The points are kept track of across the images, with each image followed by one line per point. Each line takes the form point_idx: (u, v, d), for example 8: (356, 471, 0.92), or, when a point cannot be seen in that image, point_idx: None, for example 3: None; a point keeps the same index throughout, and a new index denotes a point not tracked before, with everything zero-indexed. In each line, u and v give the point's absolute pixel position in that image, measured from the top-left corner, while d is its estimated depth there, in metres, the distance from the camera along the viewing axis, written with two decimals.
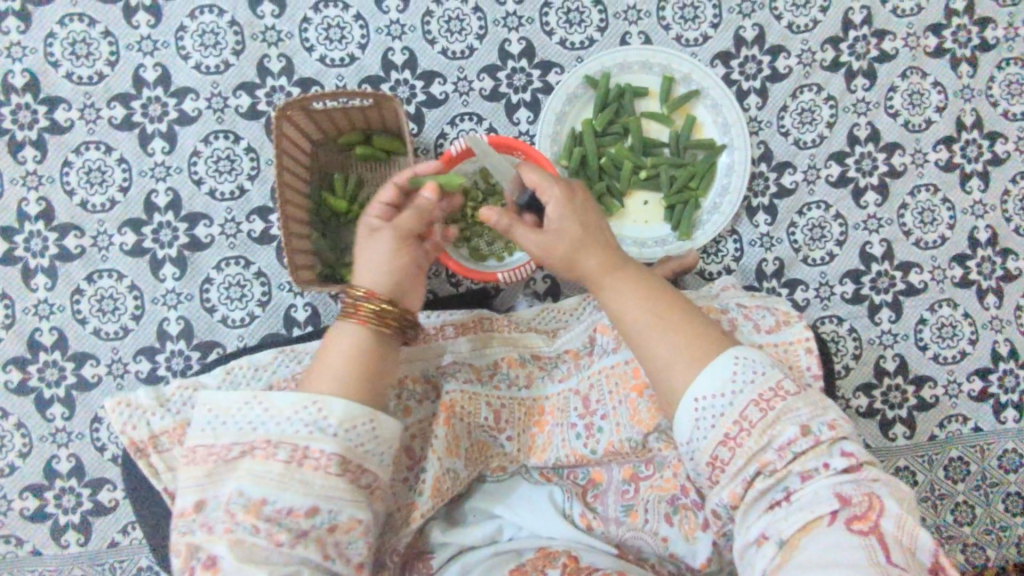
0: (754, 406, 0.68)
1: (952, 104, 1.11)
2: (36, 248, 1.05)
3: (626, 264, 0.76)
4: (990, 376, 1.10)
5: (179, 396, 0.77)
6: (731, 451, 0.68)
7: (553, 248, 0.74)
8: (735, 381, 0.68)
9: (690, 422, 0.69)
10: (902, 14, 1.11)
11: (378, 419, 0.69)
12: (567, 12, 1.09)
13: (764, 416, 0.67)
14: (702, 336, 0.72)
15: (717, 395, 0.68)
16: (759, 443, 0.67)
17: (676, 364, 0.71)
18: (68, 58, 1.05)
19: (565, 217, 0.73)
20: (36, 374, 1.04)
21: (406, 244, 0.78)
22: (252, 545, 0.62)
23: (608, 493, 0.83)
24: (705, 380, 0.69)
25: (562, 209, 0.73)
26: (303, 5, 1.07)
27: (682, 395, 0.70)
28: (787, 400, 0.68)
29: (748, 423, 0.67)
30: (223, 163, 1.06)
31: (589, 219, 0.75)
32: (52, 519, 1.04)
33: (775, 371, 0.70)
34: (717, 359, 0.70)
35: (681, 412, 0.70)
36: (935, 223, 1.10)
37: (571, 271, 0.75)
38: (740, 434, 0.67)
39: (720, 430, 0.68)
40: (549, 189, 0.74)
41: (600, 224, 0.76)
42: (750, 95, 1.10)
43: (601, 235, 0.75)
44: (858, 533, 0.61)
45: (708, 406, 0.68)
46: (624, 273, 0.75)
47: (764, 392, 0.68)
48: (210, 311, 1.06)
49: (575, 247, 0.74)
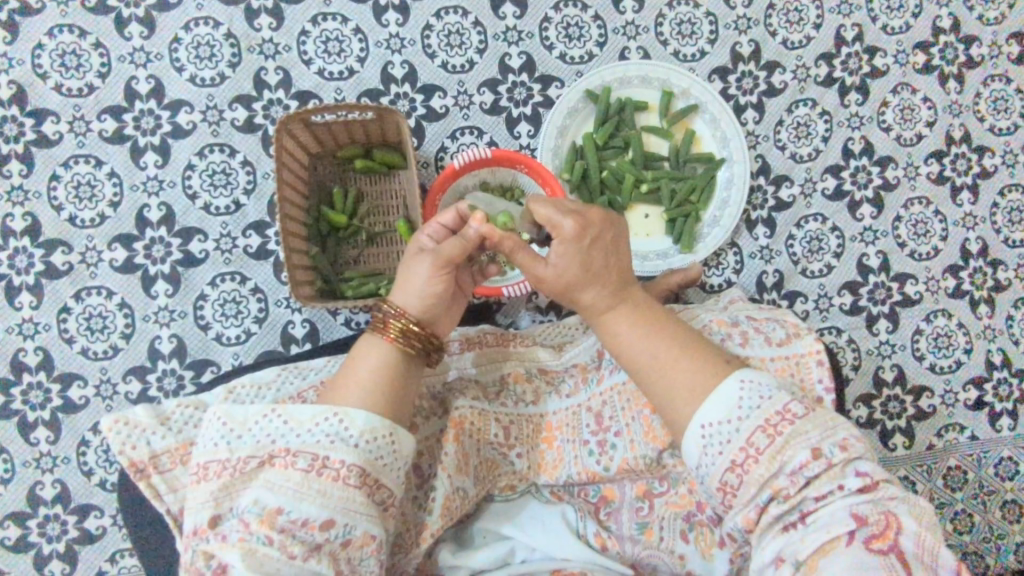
0: (761, 432, 0.66)
1: (941, 118, 1.14)
2: (21, 265, 1.01)
3: (629, 300, 0.75)
4: (985, 385, 1.12)
5: (180, 414, 0.73)
6: (739, 477, 0.66)
7: (550, 284, 0.73)
8: (741, 409, 0.67)
9: (697, 451, 0.68)
10: (891, 32, 1.13)
11: (397, 433, 0.69)
12: (566, 27, 1.10)
13: (772, 442, 0.66)
14: (703, 370, 0.71)
15: (723, 423, 0.67)
16: (769, 469, 0.65)
17: (678, 403, 0.70)
18: (57, 70, 1.02)
19: (565, 258, 0.71)
20: (19, 396, 1.00)
21: (445, 273, 0.73)
22: (265, 556, 0.61)
23: (622, 511, 0.81)
24: (709, 410, 0.68)
25: (566, 248, 0.70)
26: (301, 18, 1.06)
27: (687, 428, 0.69)
28: (795, 423, 0.66)
29: (756, 449, 0.66)
30: (219, 177, 1.04)
31: (594, 253, 0.72)
32: (35, 549, 0.99)
33: (782, 395, 0.68)
34: (721, 390, 0.69)
35: (688, 440, 0.69)
36: (928, 234, 1.12)
37: (573, 303, 0.75)
38: (746, 461, 0.66)
39: (727, 457, 0.66)
40: (554, 227, 0.71)
41: (607, 261, 0.73)
42: (747, 110, 1.11)
43: (605, 271, 0.73)
44: (877, 553, 0.60)
45: (715, 433, 0.67)
46: (625, 312, 0.74)
47: (771, 417, 0.67)
48: (204, 329, 1.02)
49: (573, 286, 0.72)
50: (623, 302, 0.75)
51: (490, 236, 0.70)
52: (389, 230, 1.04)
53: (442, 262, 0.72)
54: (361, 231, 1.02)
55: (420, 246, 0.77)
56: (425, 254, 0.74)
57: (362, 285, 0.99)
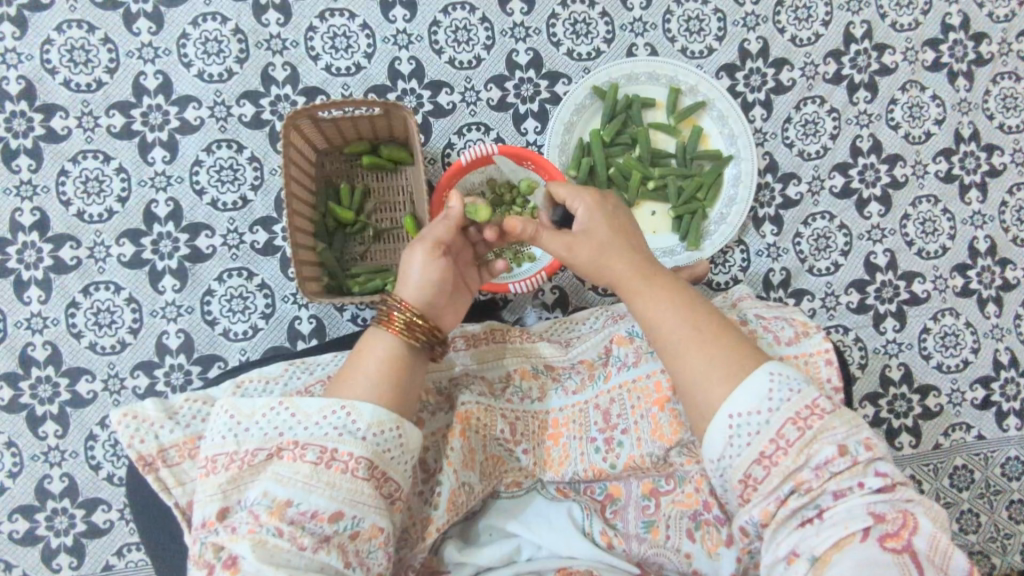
0: (791, 424, 0.65)
1: (950, 116, 1.13)
2: (29, 260, 1.01)
3: (661, 277, 0.74)
4: (992, 384, 1.11)
5: (189, 408, 0.74)
6: (766, 469, 0.64)
7: (579, 248, 0.74)
8: (772, 399, 0.65)
9: (724, 440, 0.66)
10: (900, 29, 1.13)
11: (404, 427, 0.68)
12: (573, 23, 1.09)
13: (801, 435, 0.64)
14: (737, 354, 0.69)
15: (752, 413, 0.65)
16: (796, 462, 0.64)
17: (710, 378, 0.68)
18: (66, 65, 1.03)
19: (592, 220, 0.75)
20: (28, 390, 1.00)
21: (438, 258, 0.75)
22: (275, 547, 0.61)
23: (628, 509, 0.80)
24: (739, 398, 0.66)
25: (592, 213, 0.76)
26: (308, 14, 1.06)
27: (715, 411, 0.67)
28: (824, 418, 0.65)
29: (785, 442, 0.64)
30: (226, 173, 1.04)
31: (617, 224, 0.76)
32: (43, 542, 0.99)
33: (811, 389, 0.66)
34: (753, 375, 0.67)
35: (715, 426, 0.67)
36: (936, 233, 1.12)
37: (601, 277, 0.75)
38: (775, 453, 0.64)
39: (755, 448, 0.65)
40: (579, 196, 0.76)
41: (629, 231, 0.77)
42: (755, 107, 1.11)
43: (630, 243, 0.76)
44: (891, 551, 0.59)
45: (743, 422, 0.65)
46: (657, 283, 0.73)
47: (800, 411, 0.65)
48: (211, 324, 1.03)
49: (602, 250, 0.74)
50: (656, 279, 0.74)
51: (511, 230, 0.73)
52: (395, 226, 1.04)
53: (439, 248, 0.75)
54: (368, 227, 1.02)
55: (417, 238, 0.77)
56: (420, 245, 0.75)
57: (370, 281, 0.99)
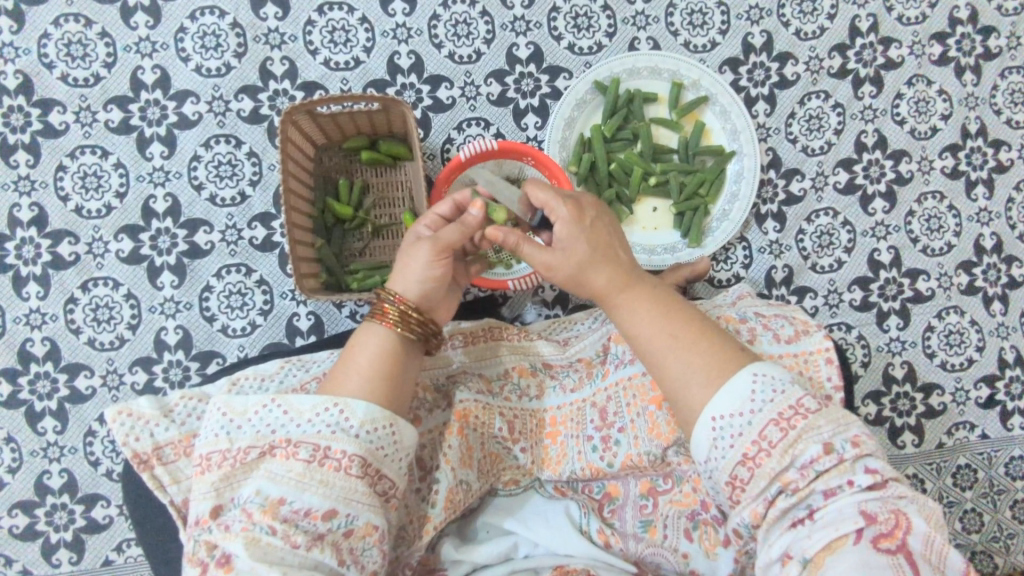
0: (773, 425, 0.63)
1: (956, 112, 1.11)
2: (27, 255, 1.01)
3: (640, 285, 0.73)
4: (997, 383, 1.10)
5: (184, 406, 0.73)
6: (750, 471, 0.64)
7: (559, 269, 0.71)
8: (754, 401, 0.65)
9: (708, 443, 0.65)
10: (907, 22, 1.11)
11: (397, 424, 0.68)
12: (575, 17, 1.08)
13: (785, 436, 0.63)
14: (719, 357, 0.68)
15: (735, 415, 0.65)
16: (780, 463, 0.62)
17: (692, 379, 0.67)
18: (63, 59, 1.02)
19: (571, 238, 0.71)
20: (27, 386, 1.00)
21: (443, 259, 0.73)
22: (269, 545, 0.60)
23: (625, 508, 0.80)
24: (722, 401, 0.65)
25: (569, 229, 0.71)
26: (306, 7, 1.05)
27: (699, 415, 0.66)
28: (809, 418, 0.63)
29: (768, 442, 0.63)
30: (224, 168, 1.03)
31: (599, 237, 0.72)
32: (43, 537, 1.00)
33: (795, 389, 0.66)
34: (735, 377, 0.66)
35: (698, 429, 0.66)
36: (940, 230, 1.11)
37: (581, 288, 0.73)
38: (759, 455, 0.63)
39: (738, 450, 0.64)
40: (557, 208, 0.71)
41: (611, 243, 0.73)
42: (759, 102, 1.10)
43: (611, 255, 0.72)
44: (885, 552, 0.57)
45: (726, 425, 0.65)
46: (638, 291, 0.72)
47: (784, 411, 0.64)
48: (210, 320, 1.02)
49: (584, 266, 0.71)
50: (634, 288, 0.72)
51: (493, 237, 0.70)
52: (394, 222, 1.04)
53: (441, 248, 0.73)
54: (366, 223, 1.01)
55: (416, 235, 0.77)
56: (423, 241, 0.74)
57: (368, 278, 0.98)
